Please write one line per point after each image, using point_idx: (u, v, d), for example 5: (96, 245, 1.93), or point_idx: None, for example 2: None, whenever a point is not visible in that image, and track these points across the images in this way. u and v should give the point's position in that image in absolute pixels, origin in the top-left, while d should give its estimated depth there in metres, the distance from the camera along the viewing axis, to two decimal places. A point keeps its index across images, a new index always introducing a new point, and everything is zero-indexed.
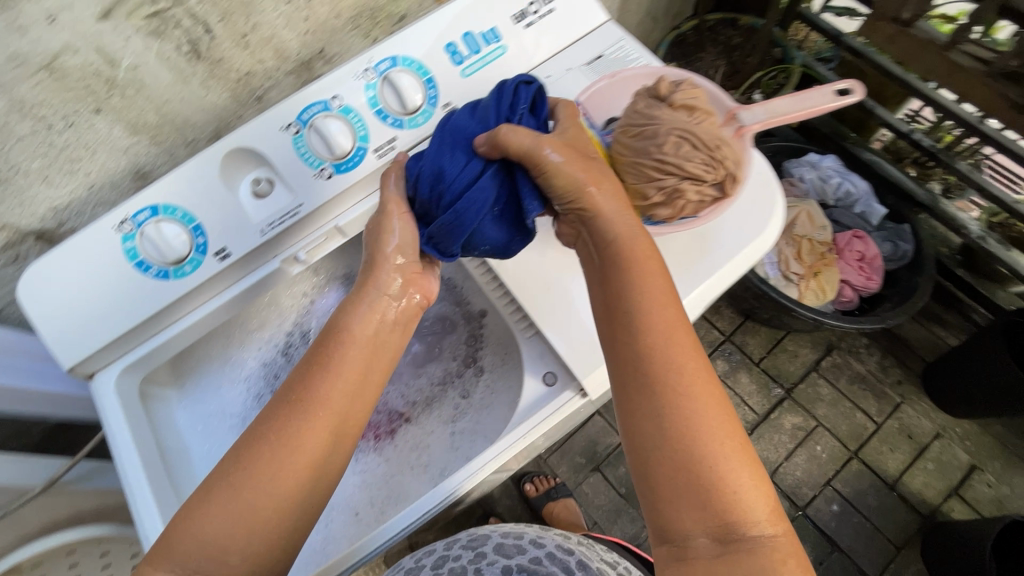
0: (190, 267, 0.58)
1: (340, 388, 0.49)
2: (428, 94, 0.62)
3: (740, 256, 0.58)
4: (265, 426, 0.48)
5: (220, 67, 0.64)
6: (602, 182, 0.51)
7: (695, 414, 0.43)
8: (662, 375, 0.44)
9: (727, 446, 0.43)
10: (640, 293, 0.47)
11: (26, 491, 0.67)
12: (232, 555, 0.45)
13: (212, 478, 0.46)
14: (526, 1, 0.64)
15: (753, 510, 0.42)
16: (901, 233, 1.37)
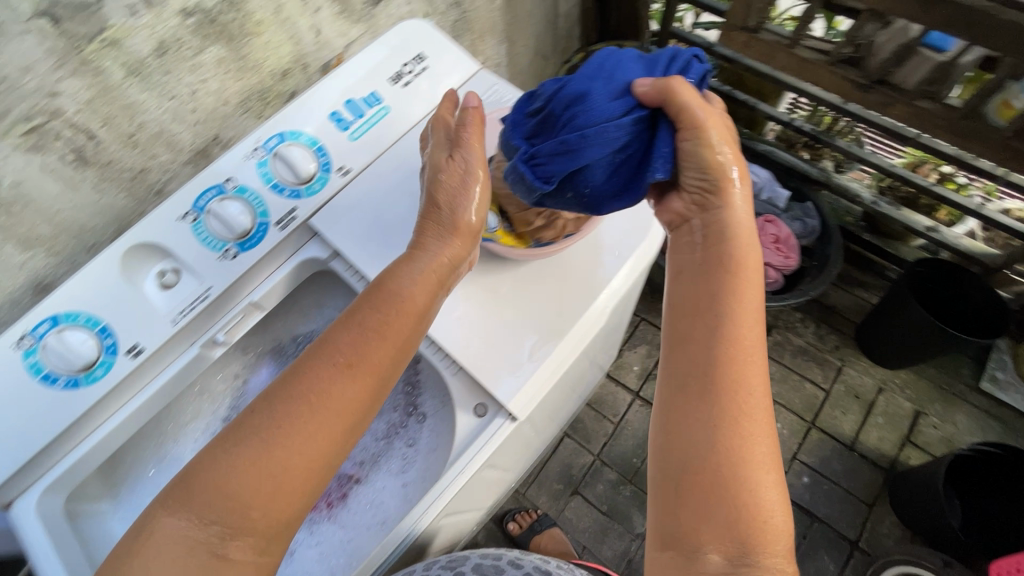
0: (101, 370, 0.57)
1: (385, 351, 0.49)
2: (320, 161, 0.65)
3: (633, 261, 0.62)
4: (307, 384, 0.46)
5: (110, 169, 0.65)
6: (741, 179, 0.55)
7: (753, 425, 0.45)
8: (736, 377, 0.46)
9: (767, 466, 0.44)
10: (732, 304, 0.49)
11: None
12: (254, 514, 0.42)
13: (247, 428, 0.44)
14: (400, 63, 0.69)
15: (775, 539, 0.42)
16: (807, 211, 1.48)
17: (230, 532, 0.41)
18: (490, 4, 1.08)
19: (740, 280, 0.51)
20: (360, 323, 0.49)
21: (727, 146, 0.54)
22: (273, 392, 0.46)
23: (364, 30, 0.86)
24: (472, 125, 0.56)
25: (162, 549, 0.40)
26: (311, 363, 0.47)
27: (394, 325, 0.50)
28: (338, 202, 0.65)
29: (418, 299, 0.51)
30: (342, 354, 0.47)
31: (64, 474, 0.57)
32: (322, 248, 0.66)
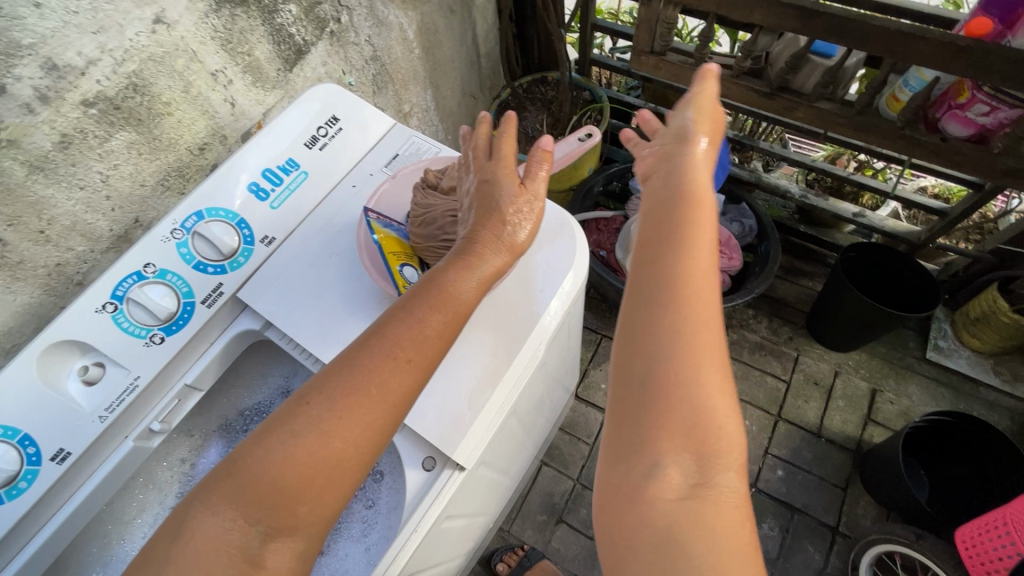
0: (26, 482, 0.54)
1: (435, 346, 0.50)
2: (243, 235, 0.64)
3: (562, 293, 0.63)
4: (361, 376, 0.47)
5: (23, 269, 0.62)
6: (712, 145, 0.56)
7: (715, 346, 0.43)
8: (698, 297, 0.44)
9: (726, 389, 0.42)
10: (693, 223, 0.47)
11: None
12: (301, 507, 0.44)
13: (303, 419, 0.45)
14: (315, 127, 0.70)
15: (731, 462, 0.41)
16: (743, 212, 1.54)
17: (272, 532, 0.43)
18: (408, 55, 1.11)
19: (696, 207, 0.48)
20: (409, 319, 0.50)
21: (695, 114, 0.56)
22: (324, 385, 0.47)
23: (281, 96, 0.87)
24: (544, 167, 0.59)
25: (205, 547, 0.41)
26: (363, 355, 0.48)
27: (441, 320, 0.51)
28: (266, 272, 0.65)
29: (468, 299, 0.53)
30: (395, 347, 0.49)
31: None
32: (255, 319, 0.66)
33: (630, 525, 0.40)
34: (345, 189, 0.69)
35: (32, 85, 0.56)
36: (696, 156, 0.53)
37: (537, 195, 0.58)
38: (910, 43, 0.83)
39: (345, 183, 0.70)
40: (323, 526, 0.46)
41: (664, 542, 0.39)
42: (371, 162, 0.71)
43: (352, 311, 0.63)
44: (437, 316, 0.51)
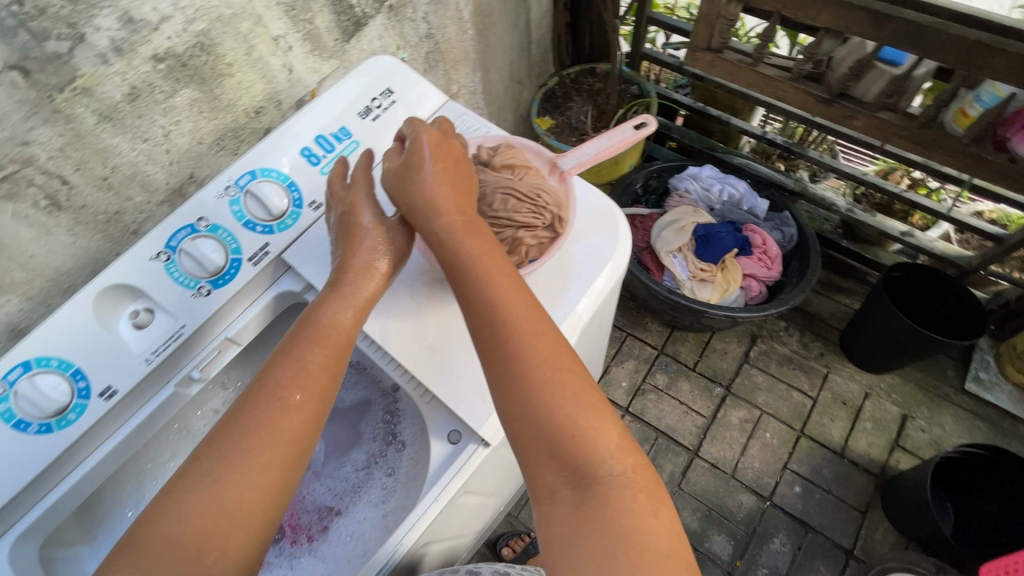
0: (74, 414, 0.57)
1: (315, 377, 0.52)
2: (292, 198, 0.66)
3: (597, 283, 0.62)
4: (251, 422, 0.49)
5: (85, 213, 0.65)
6: (449, 172, 0.56)
7: (547, 374, 0.50)
8: (515, 346, 0.51)
9: (578, 397, 0.49)
10: (492, 282, 0.52)
11: None
12: (211, 553, 0.46)
13: (197, 473, 0.48)
14: (369, 98, 0.71)
15: (607, 453, 0.49)
16: (785, 221, 1.49)
17: None
18: (462, 34, 1.11)
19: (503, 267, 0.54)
20: (291, 360, 0.52)
21: (430, 153, 0.57)
22: (217, 438, 0.49)
23: (335, 66, 0.88)
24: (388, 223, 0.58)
25: None
26: (254, 402, 0.50)
27: (323, 356, 0.53)
28: (311, 237, 0.67)
29: (347, 326, 0.55)
30: (269, 390, 0.51)
31: (33, 524, 0.56)
32: (297, 281, 0.68)
33: (554, 550, 0.47)
34: None
35: (108, 36, 0.59)
36: (436, 191, 0.55)
37: (391, 238, 0.58)
38: (991, 57, 0.79)
39: None
40: (243, 568, 0.47)
41: (581, 551, 0.45)
42: None
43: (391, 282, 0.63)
44: (316, 352, 0.53)
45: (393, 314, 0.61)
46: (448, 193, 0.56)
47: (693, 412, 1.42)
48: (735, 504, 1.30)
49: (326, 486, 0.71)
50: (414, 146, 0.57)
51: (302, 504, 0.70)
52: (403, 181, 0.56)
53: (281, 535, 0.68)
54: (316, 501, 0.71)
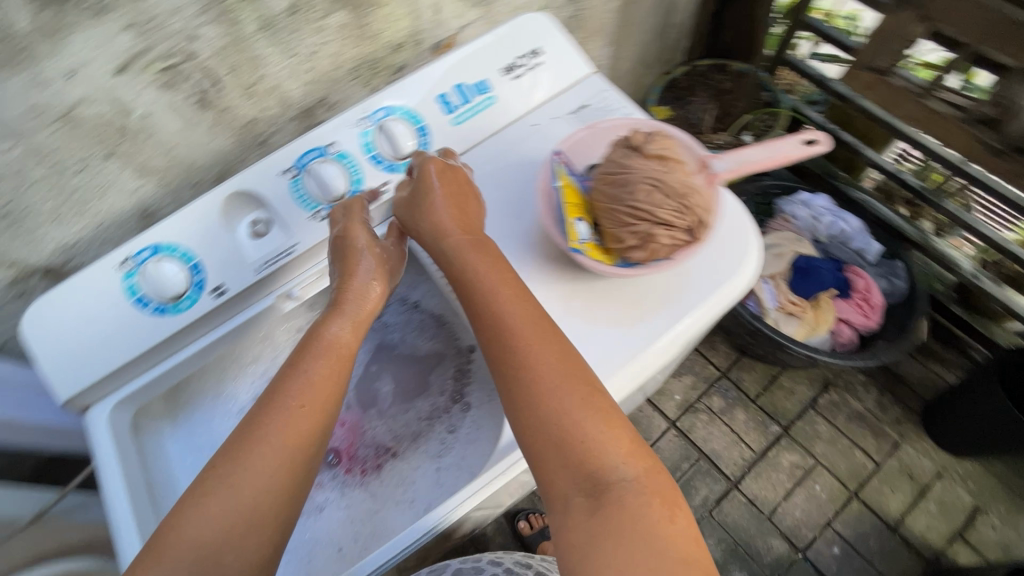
0: (187, 303, 0.60)
1: (318, 386, 0.52)
2: (420, 141, 0.65)
3: (716, 299, 0.56)
4: (265, 424, 0.49)
5: (226, 115, 0.68)
6: (454, 201, 0.58)
7: (552, 385, 0.48)
8: (522, 356, 0.50)
9: (587, 403, 0.47)
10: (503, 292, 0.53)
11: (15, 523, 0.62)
12: (227, 557, 0.44)
13: (209, 482, 0.46)
14: (515, 55, 0.68)
15: (618, 457, 0.46)
16: (895, 270, 1.37)
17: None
18: (607, 5, 1.05)
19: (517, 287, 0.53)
20: (297, 373, 0.52)
21: (441, 184, 0.58)
22: (231, 445, 0.48)
23: (479, 15, 0.85)
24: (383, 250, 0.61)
25: None
26: (266, 413, 0.50)
27: (324, 366, 0.53)
28: None
29: (344, 340, 0.56)
30: (271, 397, 0.51)
31: (132, 394, 0.62)
32: None
33: (573, 563, 0.43)
34: (526, 126, 0.66)
35: None
36: (441, 221, 0.56)
37: (386, 263, 0.61)
38: None
39: (524, 120, 0.67)
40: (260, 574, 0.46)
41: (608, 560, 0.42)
42: (559, 105, 0.68)
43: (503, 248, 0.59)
44: (316, 367, 0.53)
45: None
46: (454, 215, 0.57)
47: (743, 444, 1.36)
48: (764, 546, 1.25)
49: (387, 427, 0.73)
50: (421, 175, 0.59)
51: (363, 437, 0.72)
52: (412, 208, 0.59)
53: (338, 461, 0.70)
54: (376, 438, 0.72)
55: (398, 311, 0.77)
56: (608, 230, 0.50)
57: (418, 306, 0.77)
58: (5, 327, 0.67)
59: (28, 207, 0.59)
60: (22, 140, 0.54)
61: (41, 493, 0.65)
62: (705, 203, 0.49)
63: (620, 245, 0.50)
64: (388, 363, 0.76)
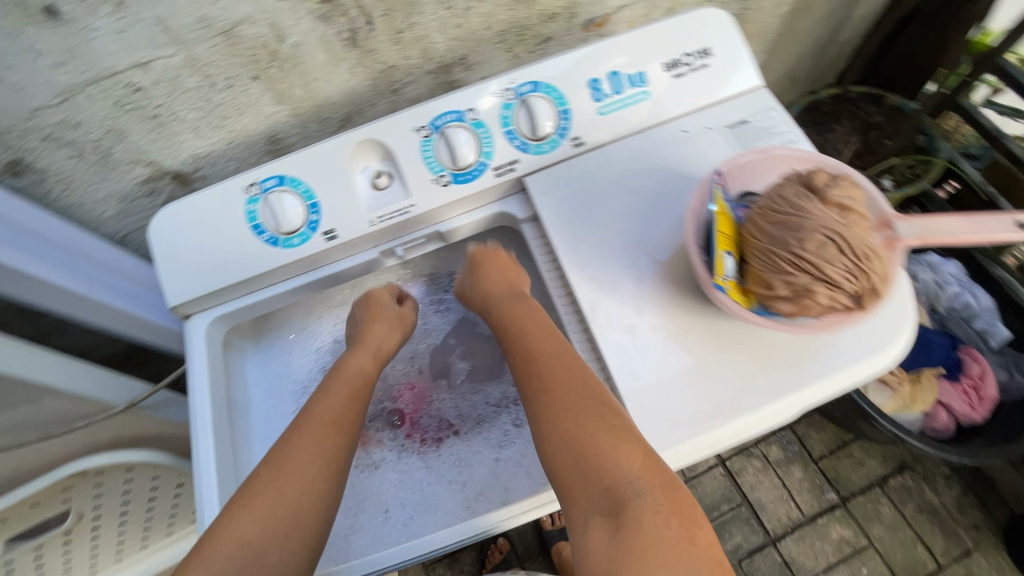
0: (298, 240, 0.60)
1: (339, 406, 0.55)
2: (559, 124, 0.61)
3: (847, 372, 0.49)
4: (301, 429, 0.52)
5: (369, 57, 0.66)
6: (497, 274, 0.62)
7: (568, 403, 0.48)
8: (544, 378, 0.51)
9: (600, 421, 0.47)
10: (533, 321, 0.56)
11: (105, 408, 0.65)
12: (272, 555, 0.45)
13: (255, 486, 0.48)
14: (681, 51, 0.62)
15: (632, 470, 0.44)
16: (1020, 364, 1.22)
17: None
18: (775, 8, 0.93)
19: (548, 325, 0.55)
20: (328, 393, 0.56)
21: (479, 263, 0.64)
22: (274, 451, 0.50)
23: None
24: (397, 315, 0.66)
25: None
26: (302, 423, 0.53)
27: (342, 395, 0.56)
28: (562, 171, 0.61)
29: (365, 367, 0.60)
30: (304, 415, 0.54)
31: (231, 313, 0.64)
32: (521, 208, 0.64)
33: None
34: (675, 131, 0.61)
35: None
36: (484, 292, 0.62)
37: (396, 325, 0.65)
38: None
39: (673, 124, 0.61)
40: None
41: None
42: (715, 115, 0.61)
43: (623, 259, 0.55)
44: (333, 393, 0.56)
45: (610, 291, 0.54)
46: (498, 277, 0.62)
47: (793, 503, 1.28)
48: None
49: (453, 403, 0.72)
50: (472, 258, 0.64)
51: (427, 407, 0.72)
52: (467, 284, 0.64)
53: (400, 424, 0.70)
54: (439, 411, 0.71)
55: None
56: (757, 271, 0.44)
57: None
58: (130, 220, 0.71)
59: (174, 113, 0.61)
60: (184, 49, 0.55)
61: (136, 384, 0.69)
62: (882, 272, 0.42)
63: (766, 291, 0.44)
64: (467, 340, 0.75)
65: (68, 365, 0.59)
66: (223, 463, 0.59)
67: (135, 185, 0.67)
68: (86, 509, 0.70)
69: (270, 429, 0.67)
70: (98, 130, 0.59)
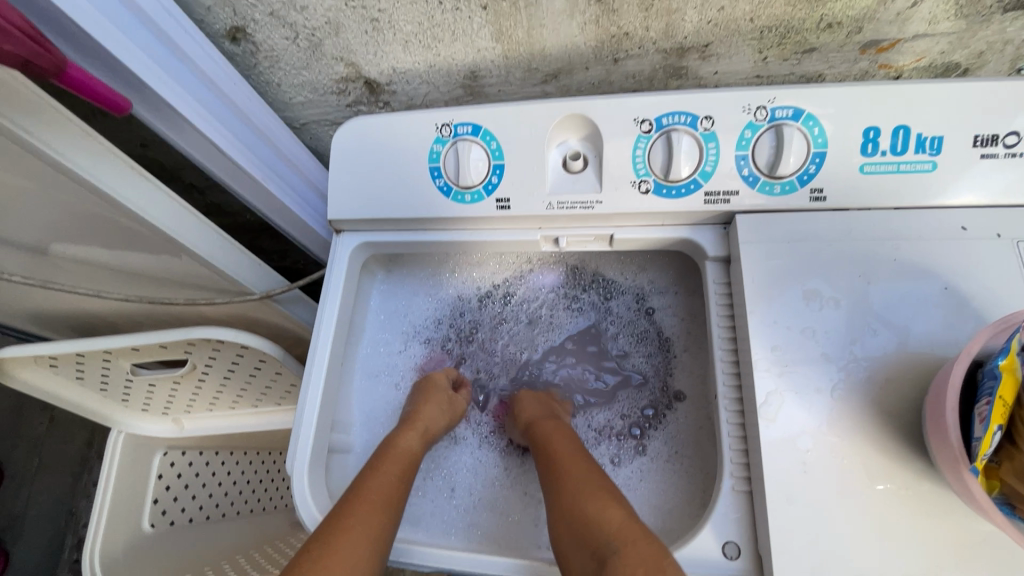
0: (470, 197, 0.56)
1: (388, 487, 0.53)
2: (805, 169, 0.50)
3: None
4: (345, 507, 0.50)
5: (608, 18, 0.56)
6: (548, 409, 0.61)
7: (565, 479, 0.51)
8: (549, 469, 0.53)
9: (586, 493, 0.49)
10: (553, 421, 0.58)
11: (246, 293, 0.70)
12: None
13: (305, 562, 0.46)
14: (1005, 126, 0.48)
15: (611, 530, 0.45)
16: None
17: None
18: None
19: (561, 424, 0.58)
20: (372, 472, 0.54)
21: (529, 398, 0.63)
22: (319, 530, 0.48)
23: (954, 28, 0.55)
24: (445, 402, 0.62)
25: None
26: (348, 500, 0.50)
27: (392, 476, 0.54)
28: (783, 222, 0.50)
29: (411, 447, 0.57)
30: (353, 495, 0.51)
31: (380, 242, 0.61)
32: (715, 244, 0.54)
33: None
34: (950, 226, 0.48)
35: None
36: (526, 413, 0.60)
37: (444, 407, 0.61)
38: None
39: (950, 214, 0.48)
40: None
41: None
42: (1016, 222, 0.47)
43: (824, 356, 0.45)
44: (385, 472, 0.54)
45: (796, 387, 0.45)
46: (540, 406, 0.61)
47: None
48: None
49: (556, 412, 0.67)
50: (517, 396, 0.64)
51: None
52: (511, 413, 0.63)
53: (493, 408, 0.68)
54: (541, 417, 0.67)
55: (627, 307, 0.67)
56: None
57: (651, 315, 0.66)
58: (313, 113, 0.69)
59: (392, 22, 0.57)
60: None
61: (276, 277, 0.73)
62: None
63: None
64: (588, 353, 0.67)
65: (219, 241, 0.64)
66: (328, 382, 0.58)
67: (329, 81, 0.64)
68: (199, 363, 0.76)
69: (374, 361, 0.67)
70: (318, 19, 0.56)
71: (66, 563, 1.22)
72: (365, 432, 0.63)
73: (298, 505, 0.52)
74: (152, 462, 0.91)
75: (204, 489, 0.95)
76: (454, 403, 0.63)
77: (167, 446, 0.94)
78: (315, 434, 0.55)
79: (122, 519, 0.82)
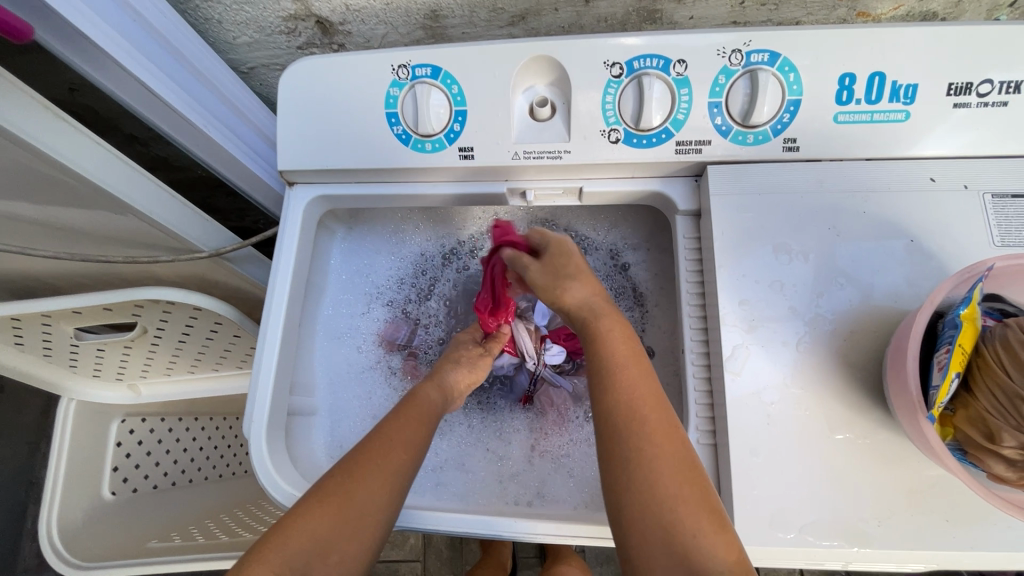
0: (431, 146, 0.53)
1: (416, 429, 0.49)
2: (779, 117, 0.48)
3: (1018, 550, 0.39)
4: (372, 441, 0.47)
5: None
6: (612, 317, 0.46)
7: (660, 468, 0.39)
8: (629, 422, 0.41)
9: (682, 485, 0.39)
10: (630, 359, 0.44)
11: (196, 251, 0.66)
12: (334, 554, 0.41)
13: (328, 487, 0.43)
14: (981, 74, 0.46)
15: (722, 562, 0.36)
16: None
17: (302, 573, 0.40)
18: None
19: (640, 362, 0.44)
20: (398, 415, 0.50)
21: (584, 281, 0.48)
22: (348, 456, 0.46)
23: None
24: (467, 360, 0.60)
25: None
26: (374, 437, 0.48)
27: (421, 425, 0.50)
28: (753, 173, 0.49)
29: (433, 400, 0.53)
30: (377, 431, 0.48)
31: (337, 196, 0.58)
32: (685, 197, 0.53)
33: None
34: (920, 178, 0.47)
35: None
36: (586, 288, 0.48)
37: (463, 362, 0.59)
38: None
39: (921, 165, 0.48)
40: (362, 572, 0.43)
41: None
42: (983, 174, 0.47)
43: (791, 311, 0.45)
44: (409, 415, 0.50)
45: (764, 341, 0.45)
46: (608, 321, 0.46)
47: None
48: None
49: (534, 331, 0.66)
50: (556, 245, 0.50)
51: None
52: (550, 271, 0.49)
53: None
54: (528, 330, 0.65)
55: (602, 261, 0.65)
56: (984, 413, 0.34)
57: (624, 272, 0.64)
58: (261, 55, 0.63)
59: None
60: None
61: (228, 234, 0.68)
62: None
63: (985, 440, 0.35)
64: None
65: (163, 195, 0.59)
66: (286, 344, 0.55)
67: (277, 19, 0.58)
68: (151, 326, 0.72)
69: (335, 323, 0.64)
70: None
71: (30, 533, 1.16)
72: (328, 396, 0.62)
73: (258, 470, 0.50)
74: (108, 430, 0.88)
75: (168, 455, 0.92)
76: (473, 358, 0.60)
77: (125, 413, 0.90)
78: (272, 398, 0.52)
79: (80, 490, 0.81)
